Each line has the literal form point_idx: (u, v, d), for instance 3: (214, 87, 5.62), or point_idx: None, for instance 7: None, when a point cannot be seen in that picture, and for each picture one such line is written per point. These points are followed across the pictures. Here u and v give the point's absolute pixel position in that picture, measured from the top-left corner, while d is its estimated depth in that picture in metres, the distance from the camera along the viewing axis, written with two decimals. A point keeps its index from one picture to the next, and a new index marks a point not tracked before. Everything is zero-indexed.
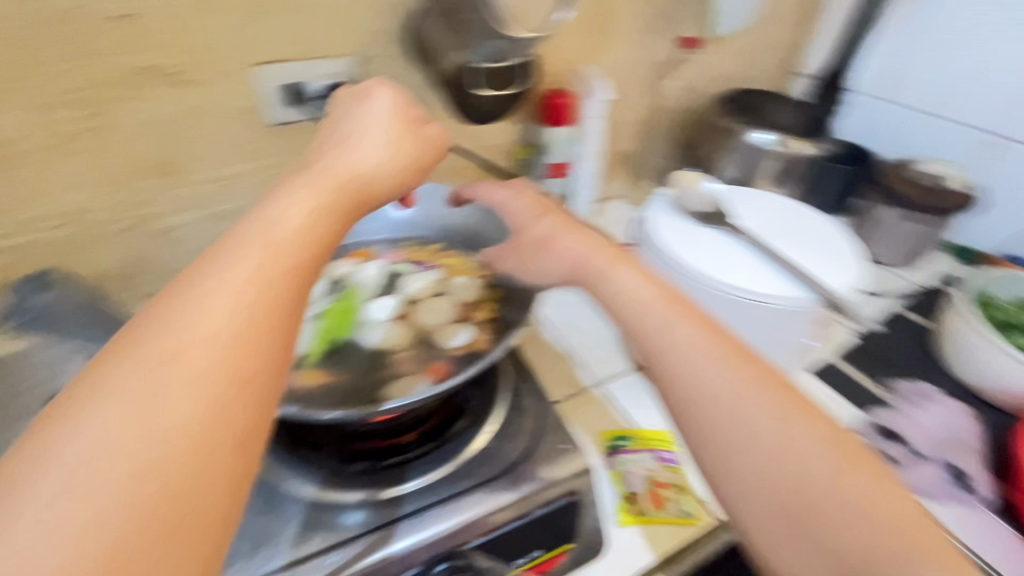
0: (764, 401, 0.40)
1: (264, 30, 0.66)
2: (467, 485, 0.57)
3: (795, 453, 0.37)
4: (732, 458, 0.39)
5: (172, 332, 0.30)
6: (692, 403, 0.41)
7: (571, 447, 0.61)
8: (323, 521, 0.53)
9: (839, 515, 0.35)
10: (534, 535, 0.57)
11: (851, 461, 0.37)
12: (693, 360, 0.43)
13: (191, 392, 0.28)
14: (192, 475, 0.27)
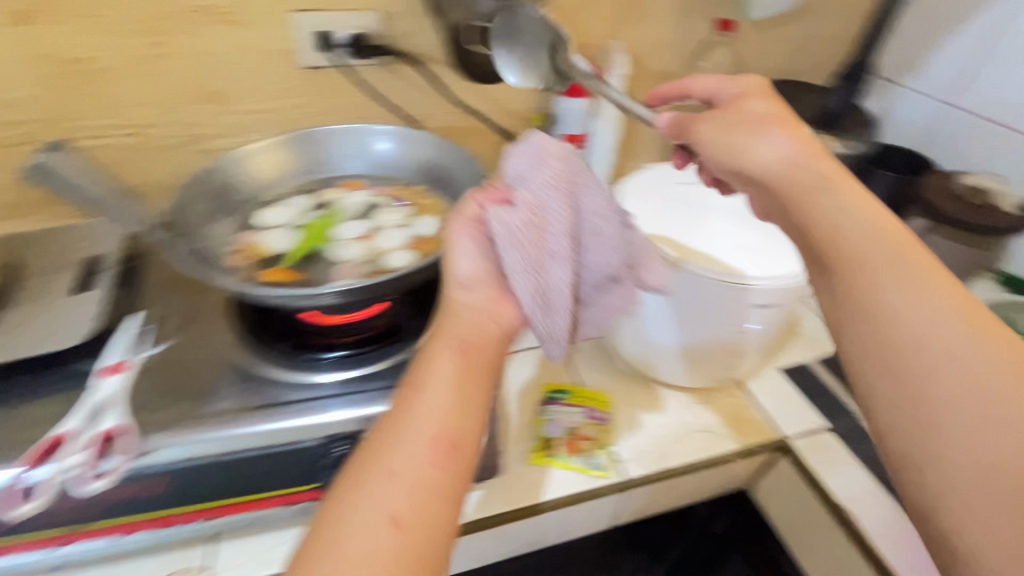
0: (871, 217, 0.42)
1: (41, 31, 0.66)
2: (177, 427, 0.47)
3: (449, 378, 0.36)
4: (406, 394, 0.36)
5: (372, 452, 0.33)
6: (819, 211, 0.43)
7: (182, 395, 0.51)
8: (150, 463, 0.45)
9: (405, 451, 0.33)
10: (279, 468, 0.49)
11: (465, 384, 0.36)
12: (822, 199, 0.43)
13: (411, 467, 0.32)
14: (428, 505, 0.32)
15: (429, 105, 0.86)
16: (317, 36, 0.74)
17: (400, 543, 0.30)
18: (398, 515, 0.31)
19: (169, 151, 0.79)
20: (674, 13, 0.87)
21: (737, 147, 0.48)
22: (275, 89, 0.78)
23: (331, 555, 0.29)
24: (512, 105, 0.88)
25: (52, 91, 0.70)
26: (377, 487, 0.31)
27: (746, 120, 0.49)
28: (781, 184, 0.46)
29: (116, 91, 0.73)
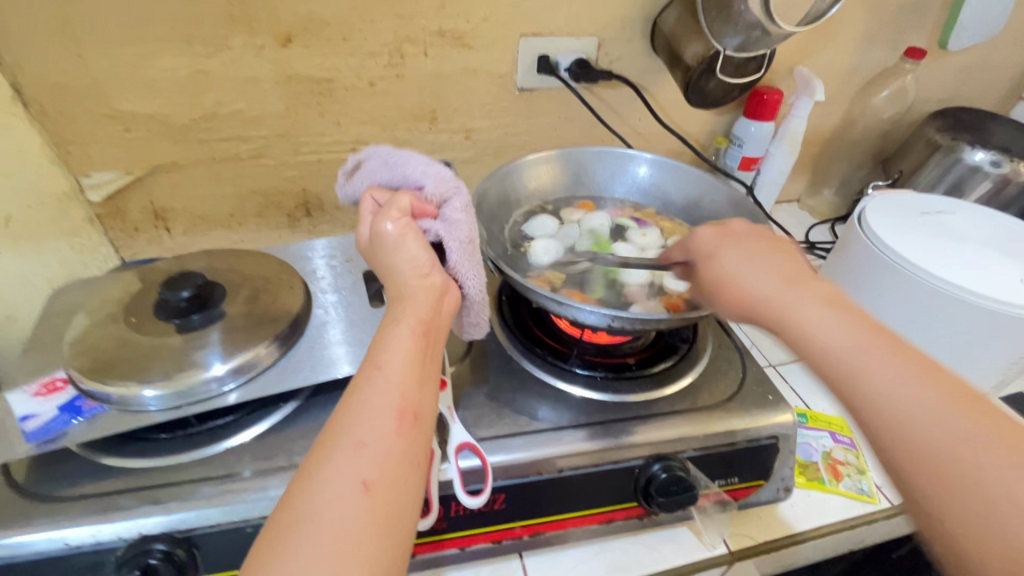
0: (878, 365, 0.36)
1: (295, 54, 0.68)
2: (505, 432, 0.49)
3: (404, 353, 0.38)
4: (366, 371, 0.37)
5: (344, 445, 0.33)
6: (822, 361, 0.37)
7: (501, 406, 0.52)
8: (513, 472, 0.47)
9: (365, 418, 0.34)
10: (612, 485, 0.49)
11: (417, 357, 0.38)
12: (832, 343, 0.37)
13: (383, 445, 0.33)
14: (392, 491, 0.32)
15: (625, 130, 0.87)
16: (542, 60, 0.75)
17: (375, 501, 0.31)
18: (370, 479, 0.32)
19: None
20: (863, 41, 0.87)
21: (734, 281, 0.44)
22: (488, 110, 0.80)
23: (304, 513, 0.30)
24: (695, 126, 0.90)
25: (296, 111, 0.73)
26: (335, 467, 0.32)
27: (769, 254, 0.45)
28: (752, 310, 0.43)
29: (348, 110, 0.74)
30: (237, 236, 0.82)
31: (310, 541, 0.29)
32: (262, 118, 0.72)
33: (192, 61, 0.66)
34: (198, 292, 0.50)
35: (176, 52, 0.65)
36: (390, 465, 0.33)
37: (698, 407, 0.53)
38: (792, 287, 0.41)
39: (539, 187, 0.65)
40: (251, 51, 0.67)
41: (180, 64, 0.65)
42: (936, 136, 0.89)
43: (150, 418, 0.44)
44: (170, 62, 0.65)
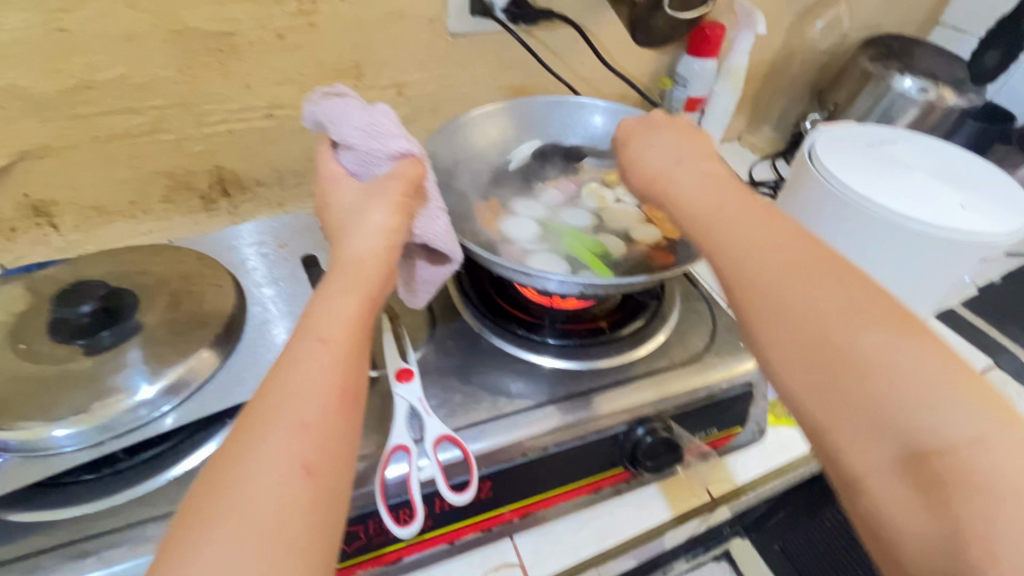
0: (755, 225, 0.38)
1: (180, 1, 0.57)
2: (482, 417, 0.46)
3: (345, 323, 0.33)
4: (304, 345, 0.32)
5: (285, 427, 0.29)
6: (697, 221, 0.41)
7: (476, 389, 0.49)
8: (500, 458, 0.44)
9: (298, 394, 0.30)
10: (599, 455, 0.48)
11: (359, 328, 0.33)
12: (708, 209, 0.41)
13: (317, 426, 0.29)
14: (325, 476, 0.28)
15: (568, 75, 0.81)
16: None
17: (312, 488, 0.28)
18: (311, 462, 0.28)
19: (304, 134, 0.72)
20: None
21: (629, 158, 0.49)
22: (419, 60, 0.71)
23: (226, 496, 0.26)
24: (639, 66, 0.85)
25: (193, 73, 0.62)
26: (265, 449, 0.28)
27: (675, 146, 0.48)
28: (654, 185, 0.46)
29: (256, 68, 0.64)
30: (143, 225, 0.72)
31: (235, 526, 0.25)
32: (151, 84, 0.61)
33: (46, 17, 0.53)
34: (104, 304, 0.42)
35: (22, 6, 0.52)
36: (324, 448, 0.29)
37: (675, 363, 0.52)
38: (687, 161, 0.46)
39: (488, 146, 0.60)
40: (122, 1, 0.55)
41: (31, 21, 0.53)
42: (868, 64, 0.90)
43: (66, 461, 0.37)
44: (17, 19, 0.52)
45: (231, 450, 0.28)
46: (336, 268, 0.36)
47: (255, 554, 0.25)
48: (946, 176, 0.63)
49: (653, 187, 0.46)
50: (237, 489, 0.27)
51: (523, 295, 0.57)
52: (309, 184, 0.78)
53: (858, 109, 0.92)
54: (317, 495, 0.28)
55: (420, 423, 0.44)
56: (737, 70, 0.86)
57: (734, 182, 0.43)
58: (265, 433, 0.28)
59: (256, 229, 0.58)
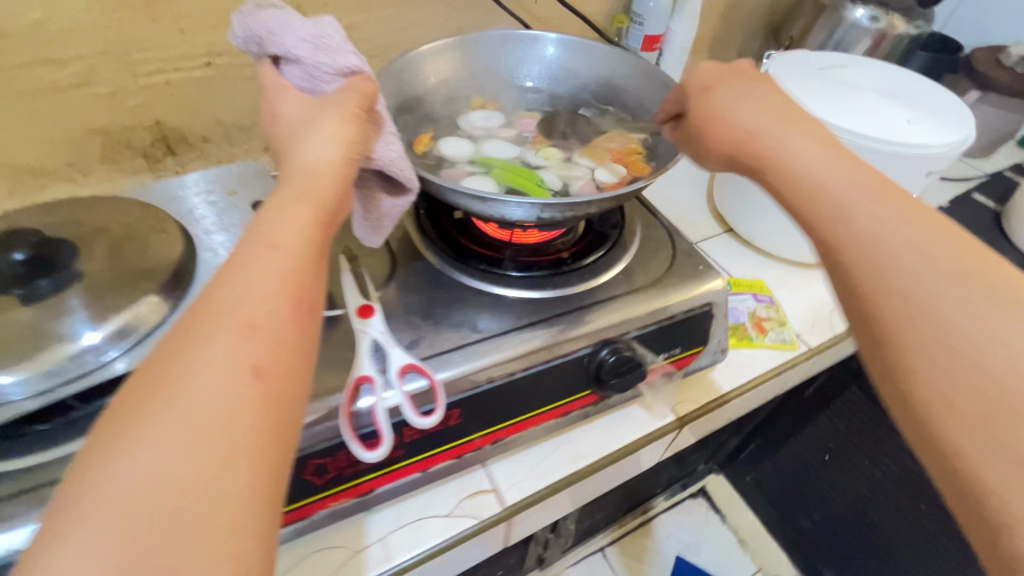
0: (871, 193, 0.36)
1: None
2: (447, 348, 0.46)
3: (297, 231, 0.31)
4: (253, 250, 0.30)
5: (231, 328, 0.27)
6: (803, 184, 0.39)
7: (440, 325, 0.49)
8: (467, 385, 0.45)
9: (247, 298, 0.28)
10: (565, 379, 0.48)
11: (315, 237, 0.31)
12: (818, 172, 0.38)
13: (266, 330, 0.27)
14: (276, 381, 0.27)
15: (521, 15, 0.79)
16: None
17: (263, 392, 0.26)
18: (262, 366, 0.27)
19: (250, 84, 0.69)
20: None
21: (721, 113, 0.45)
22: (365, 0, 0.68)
23: (168, 395, 0.25)
24: (593, 5, 0.84)
25: (120, 17, 0.58)
26: (211, 350, 0.26)
27: (773, 105, 0.44)
28: (742, 147, 0.43)
29: (189, 11, 0.61)
30: (85, 189, 0.68)
31: (176, 427, 0.24)
32: (75, 31, 0.57)
33: None
34: (36, 253, 0.40)
35: None
36: (273, 352, 0.27)
37: (636, 287, 0.53)
38: (786, 123, 0.42)
39: (443, 83, 0.58)
40: None
41: None
42: None
43: (14, 410, 0.36)
44: None
45: (169, 349, 0.26)
46: (286, 178, 0.33)
47: (201, 453, 0.23)
48: (895, 95, 0.64)
49: (749, 147, 0.43)
50: (180, 388, 0.25)
51: (484, 232, 0.56)
52: (260, 139, 0.75)
53: (812, 43, 0.93)
54: (268, 400, 0.26)
55: (384, 355, 0.44)
56: (693, 5, 0.85)
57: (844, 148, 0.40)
58: (205, 333, 0.26)
59: (204, 177, 0.56)
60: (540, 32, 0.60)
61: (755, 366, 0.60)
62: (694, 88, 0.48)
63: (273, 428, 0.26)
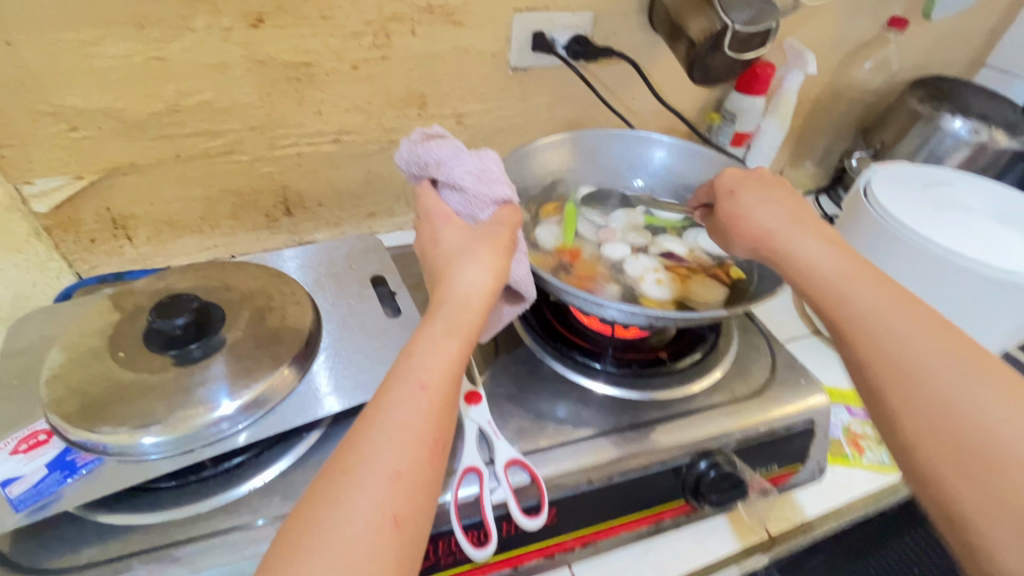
0: (866, 283, 0.42)
1: (269, 35, 0.61)
2: (548, 442, 0.47)
3: (445, 368, 0.31)
4: (405, 386, 0.30)
5: (381, 472, 0.27)
6: (810, 277, 0.44)
7: (541, 416, 0.49)
8: (566, 483, 0.45)
9: (395, 440, 0.28)
10: (661, 486, 0.48)
11: (461, 371, 0.32)
12: (821, 260, 0.44)
13: (410, 474, 0.28)
14: (410, 532, 0.27)
15: (619, 110, 0.84)
16: (537, 37, 0.70)
17: (400, 543, 0.26)
18: (400, 516, 0.27)
19: (366, 158, 0.75)
20: (849, 12, 0.86)
21: (744, 216, 0.50)
22: (480, 93, 0.74)
23: (317, 534, 0.25)
24: (688, 102, 0.87)
25: (272, 100, 0.65)
26: (358, 498, 0.26)
27: (783, 197, 0.50)
28: (762, 244, 0.48)
29: (330, 97, 0.68)
30: (209, 240, 0.75)
31: (323, 573, 0.24)
32: (233, 109, 0.64)
33: (150, 48, 0.57)
34: (195, 317, 0.44)
35: (129, 39, 0.56)
36: (413, 497, 0.27)
37: (736, 397, 0.52)
38: (788, 218, 0.48)
39: (551, 176, 0.63)
40: (216, 34, 0.59)
41: (138, 52, 0.57)
42: (917, 105, 0.90)
43: (154, 469, 0.39)
44: (122, 49, 0.56)
45: (322, 482, 0.27)
46: (440, 306, 0.34)
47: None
48: (1007, 219, 0.63)
49: (767, 245, 0.48)
50: (331, 529, 0.26)
51: (580, 322, 0.58)
52: (366, 206, 0.81)
53: (905, 149, 0.93)
54: (402, 552, 0.26)
55: (487, 445, 0.45)
56: (785, 108, 0.87)
57: (832, 235, 0.47)
58: (354, 472, 0.27)
59: (325, 244, 0.60)
60: (648, 133, 0.64)
61: (852, 489, 0.57)
62: (719, 192, 0.54)
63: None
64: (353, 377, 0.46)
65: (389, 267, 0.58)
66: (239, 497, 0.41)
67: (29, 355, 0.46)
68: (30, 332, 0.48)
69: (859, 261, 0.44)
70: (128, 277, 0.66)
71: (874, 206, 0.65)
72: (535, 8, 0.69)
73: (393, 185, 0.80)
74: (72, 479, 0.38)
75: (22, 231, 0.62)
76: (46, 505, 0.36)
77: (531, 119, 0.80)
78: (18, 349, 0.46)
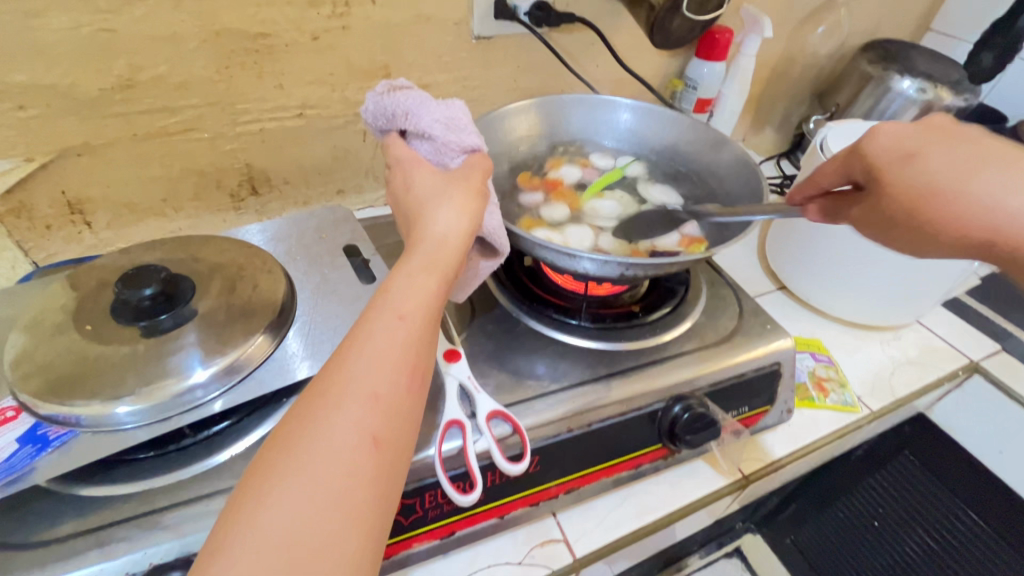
0: None
1: (224, 5, 0.59)
2: (528, 395, 0.48)
3: (422, 302, 0.32)
4: (383, 317, 0.31)
5: (359, 397, 0.28)
6: None
7: (520, 372, 0.50)
8: (547, 433, 0.46)
9: (373, 369, 0.29)
10: (639, 431, 0.49)
11: (437, 307, 0.32)
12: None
13: (389, 399, 0.28)
14: (389, 454, 0.28)
15: (584, 78, 0.84)
16: (499, 3, 0.70)
17: (379, 462, 0.27)
18: (379, 436, 0.27)
19: (332, 133, 0.74)
20: None
21: (941, 189, 0.43)
22: (444, 62, 0.74)
23: (296, 454, 0.26)
24: (651, 69, 0.89)
25: (230, 73, 0.64)
26: (337, 417, 0.27)
27: (1000, 156, 0.43)
28: (990, 236, 0.42)
29: (291, 69, 0.66)
30: (173, 224, 0.73)
31: (301, 486, 0.25)
32: (190, 84, 0.63)
33: (97, 19, 0.55)
34: (164, 288, 0.43)
35: (73, 9, 0.54)
36: (392, 421, 0.28)
37: (706, 344, 0.54)
38: (1010, 184, 0.41)
39: (520, 141, 0.64)
40: (166, 3, 0.57)
41: (85, 23, 0.55)
42: (868, 67, 0.93)
43: (131, 438, 0.38)
44: (67, 20, 0.54)
45: (301, 408, 0.28)
46: (417, 244, 0.34)
47: (322, 516, 0.25)
48: None
49: (999, 235, 0.41)
50: (310, 449, 0.26)
51: (555, 282, 0.59)
52: (335, 183, 0.80)
53: (858, 110, 0.96)
54: (382, 472, 0.27)
55: (468, 400, 0.46)
56: (744, 73, 0.89)
57: None
58: (333, 397, 0.28)
59: (294, 216, 0.59)
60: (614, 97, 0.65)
61: (818, 428, 0.60)
62: (902, 155, 0.45)
63: (381, 500, 0.27)
64: (330, 341, 0.46)
65: (361, 236, 0.58)
66: (221, 463, 0.41)
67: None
68: None
69: None
70: (90, 263, 0.64)
71: (831, 160, 0.67)
72: None
73: (362, 160, 0.79)
74: (44, 452, 0.37)
75: None
76: (18, 479, 0.36)
77: (497, 89, 0.80)
78: None
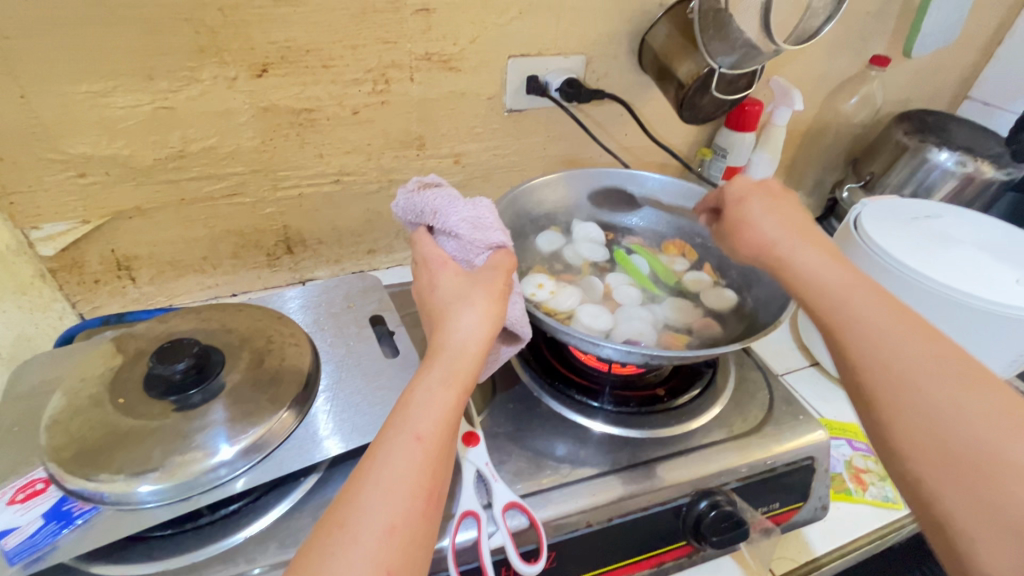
0: (851, 283, 0.43)
1: (273, 85, 0.63)
2: (547, 484, 0.47)
3: (439, 419, 0.32)
4: (399, 437, 0.31)
5: (376, 528, 0.27)
6: (811, 287, 0.45)
7: (540, 457, 0.49)
8: (565, 525, 0.44)
9: (390, 494, 0.29)
10: (662, 526, 0.47)
11: (455, 421, 0.32)
12: (802, 253, 0.47)
13: (403, 528, 0.28)
14: None
15: (613, 146, 0.86)
16: (531, 80, 0.73)
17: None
18: (394, 569, 0.27)
19: (366, 197, 0.77)
20: (833, 52, 0.89)
21: (747, 223, 0.51)
22: (477, 133, 0.77)
23: None
24: (680, 138, 0.89)
25: (274, 144, 0.67)
26: (352, 554, 0.26)
27: (784, 207, 0.51)
28: (765, 251, 0.49)
29: (331, 140, 0.70)
30: (211, 279, 0.76)
31: None
32: (236, 153, 0.66)
33: (158, 98, 0.59)
34: (195, 361, 0.44)
35: (137, 90, 0.58)
36: (407, 551, 0.28)
37: (734, 434, 0.52)
38: (781, 224, 0.49)
39: (546, 215, 0.65)
40: (221, 84, 0.61)
41: (146, 102, 0.59)
42: (903, 138, 0.92)
43: (151, 517, 0.39)
44: (131, 100, 0.58)
45: (317, 539, 0.27)
46: (437, 354, 0.34)
47: None
48: (995, 251, 0.64)
49: (769, 253, 0.48)
50: None
51: (577, 359, 0.58)
52: (365, 243, 0.82)
53: (894, 180, 0.94)
54: None
55: (485, 487, 0.45)
56: (775, 142, 0.89)
57: (820, 236, 0.48)
58: (350, 527, 0.27)
59: (324, 282, 0.61)
60: (642, 172, 0.66)
61: (856, 526, 0.56)
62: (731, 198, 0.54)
63: None
64: (352, 420, 0.46)
65: (388, 306, 0.59)
66: (237, 545, 0.41)
67: (30, 401, 0.46)
68: (32, 377, 0.48)
69: (846, 262, 0.45)
70: (130, 318, 0.67)
71: (865, 241, 0.66)
72: (529, 53, 0.72)
73: (393, 222, 0.81)
74: (69, 529, 0.38)
75: (28, 274, 0.64)
76: (43, 556, 0.37)
77: (527, 157, 0.82)
78: (20, 394, 0.47)
